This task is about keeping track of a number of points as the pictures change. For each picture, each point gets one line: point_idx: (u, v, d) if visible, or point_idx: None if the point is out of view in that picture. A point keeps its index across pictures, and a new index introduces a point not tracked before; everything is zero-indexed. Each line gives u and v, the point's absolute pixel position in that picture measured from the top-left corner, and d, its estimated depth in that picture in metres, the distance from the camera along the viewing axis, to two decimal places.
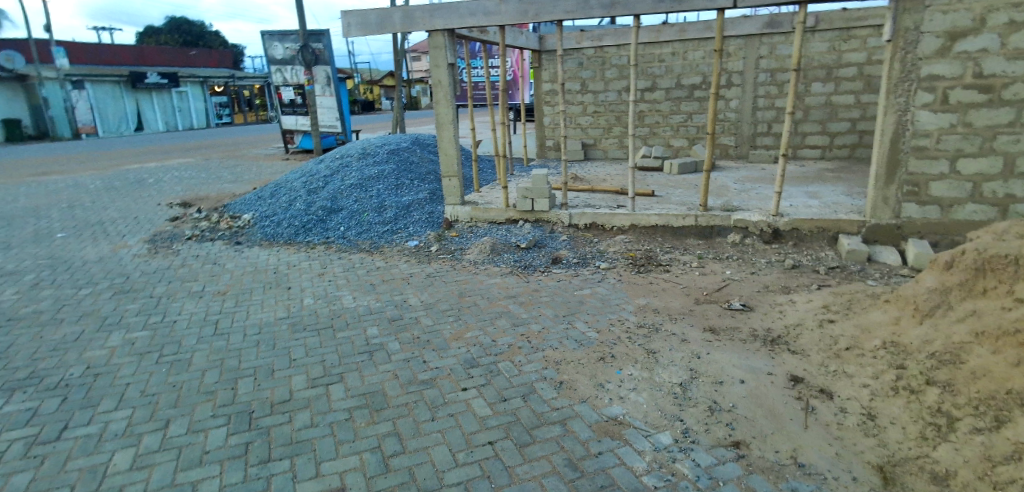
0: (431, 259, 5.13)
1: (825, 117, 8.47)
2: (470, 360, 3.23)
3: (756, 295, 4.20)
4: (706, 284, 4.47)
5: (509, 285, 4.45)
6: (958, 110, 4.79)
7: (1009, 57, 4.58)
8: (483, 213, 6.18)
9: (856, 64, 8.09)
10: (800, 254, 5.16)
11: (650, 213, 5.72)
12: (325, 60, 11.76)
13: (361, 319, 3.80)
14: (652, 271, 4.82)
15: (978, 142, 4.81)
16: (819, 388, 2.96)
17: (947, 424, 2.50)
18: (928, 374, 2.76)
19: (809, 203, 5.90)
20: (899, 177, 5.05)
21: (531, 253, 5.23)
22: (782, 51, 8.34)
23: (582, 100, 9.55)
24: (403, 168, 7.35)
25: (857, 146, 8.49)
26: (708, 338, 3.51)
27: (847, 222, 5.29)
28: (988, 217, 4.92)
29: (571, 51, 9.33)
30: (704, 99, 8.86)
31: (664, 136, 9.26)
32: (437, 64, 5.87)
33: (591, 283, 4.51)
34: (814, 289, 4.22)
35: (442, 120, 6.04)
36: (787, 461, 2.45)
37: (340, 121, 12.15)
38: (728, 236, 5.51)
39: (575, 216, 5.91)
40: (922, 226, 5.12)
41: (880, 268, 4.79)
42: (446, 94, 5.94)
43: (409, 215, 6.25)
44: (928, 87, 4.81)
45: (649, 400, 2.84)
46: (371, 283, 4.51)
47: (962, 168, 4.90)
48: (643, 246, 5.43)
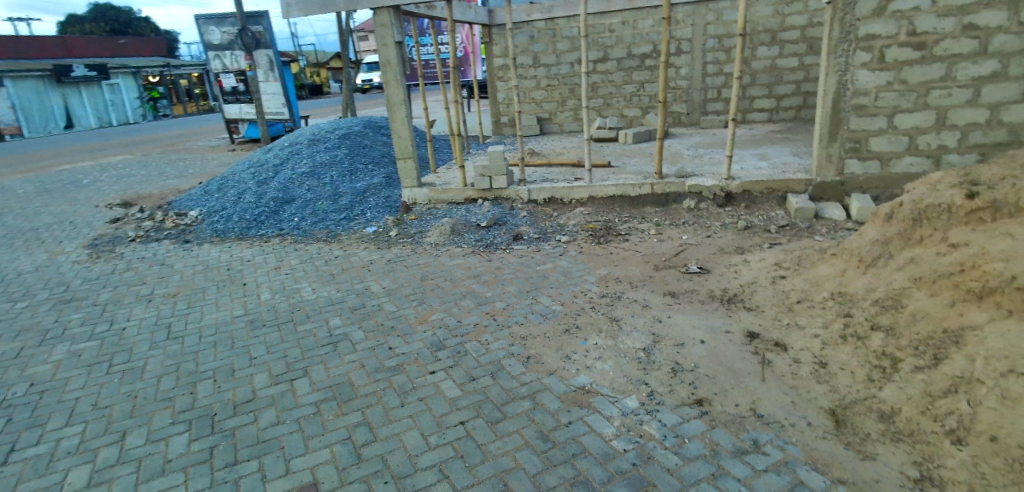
0: (391, 244, 5.08)
1: (771, 80, 8.69)
2: (437, 343, 3.24)
3: (712, 258, 4.33)
4: (664, 250, 4.58)
5: (472, 265, 4.45)
6: (894, 68, 4.99)
7: (939, 14, 4.78)
8: (441, 194, 6.13)
9: (799, 27, 8.30)
10: (752, 214, 5.33)
11: (607, 184, 5.79)
12: (266, 44, 11.28)
13: (323, 310, 3.75)
14: (611, 241, 4.90)
15: (913, 98, 5.03)
16: (774, 341, 3.10)
17: (891, 365, 2.67)
18: (873, 320, 2.93)
19: (759, 165, 6.08)
20: (842, 135, 5.28)
21: (492, 231, 5.23)
22: (728, 17, 8.47)
23: (535, 74, 9.49)
24: (355, 153, 7.19)
25: (802, 107, 8.77)
26: (668, 302, 3.61)
27: (794, 182, 5.50)
28: (924, 169, 5.18)
29: (522, 25, 9.23)
30: (654, 68, 8.95)
31: (617, 107, 9.33)
32: (385, 42, 5.73)
33: (552, 257, 4.55)
34: (766, 248, 4.38)
35: (393, 101, 5.89)
36: (747, 413, 2.56)
37: (287, 108, 11.83)
38: (684, 202, 5.63)
39: (534, 192, 5.93)
40: (863, 181, 5.36)
41: (827, 223, 5.01)
42: (396, 74, 5.82)
43: (366, 201, 6.15)
44: (866, 46, 4.99)
45: (614, 367, 2.91)
46: (330, 273, 4.44)
47: (900, 123, 5.13)
48: (602, 217, 5.51)
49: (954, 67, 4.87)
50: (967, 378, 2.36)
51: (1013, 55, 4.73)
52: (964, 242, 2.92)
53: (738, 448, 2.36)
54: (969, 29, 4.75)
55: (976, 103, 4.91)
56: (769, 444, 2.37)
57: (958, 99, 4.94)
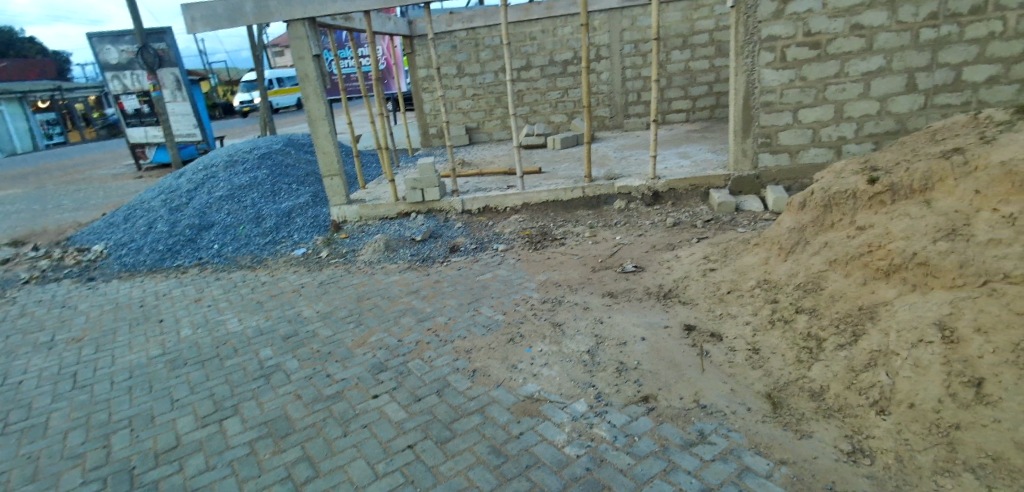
0: (322, 266, 4.89)
1: (686, 82, 9.10)
2: (377, 365, 3.13)
3: (645, 256, 4.45)
4: (599, 252, 4.67)
5: (409, 281, 4.36)
6: (795, 67, 5.34)
7: (830, 16, 5.16)
8: (372, 210, 5.97)
9: (707, 31, 8.75)
10: (679, 211, 5.54)
11: (539, 190, 5.85)
12: (171, 62, 10.63)
13: (251, 342, 3.54)
14: (548, 246, 4.94)
15: (813, 93, 5.40)
16: (709, 332, 3.21)
17: (817, 345, 2.82)
18: (797, 304, 3.10)
19: (682, 164, 6.33)
20: (754, 131, 5.60)
21: (427, 244, 5.15)
22: (642, 23, 8.81)
23: (460, 84, 9.48)
24: (277, 173, 6.89)
25: (716, 107, 9.23)
26: (607, 303, 3.67)
27: (715, 178, 5.77)
28: (828, 159, 5.57)
29: (443, 35, 9.22)
30: (576, 74, 9.16)
31: (544, 114, 9.48)
32: (302, 56, 5.55)
33: (491, 266, 4.53)
34: (695, 243, 4.55)
35: (314, 116, 5.70)
36: (691, 405, 2.63)
37: (199, 129, 11.22)
38: (614, 203, 5.77)
39: (468, 202, 5.89)
40: (776, 173, 5.69)
41: (747, 215, 5.28)
42: (316, 88, 5.64)
43: (291, 222, 5.90)
44: (769, 47, 5.33)
45: (561, 373, 2.91)
46: (257, 301, 4.21)
47: (804, 117, 5.48)
48: (536, 223, 5.55)
49: (846, 64, 5.27)
50: (884, 351, 2.55)
51: (895, 51, 5.18)
52: (869, 225, 3.09)
53: (685, 440, 2.41)
54: (857, 28, 5.16)
55: (868, 96, 5.33)
56: (714, 434, 2.44)
57: (852, 93, 5.35)
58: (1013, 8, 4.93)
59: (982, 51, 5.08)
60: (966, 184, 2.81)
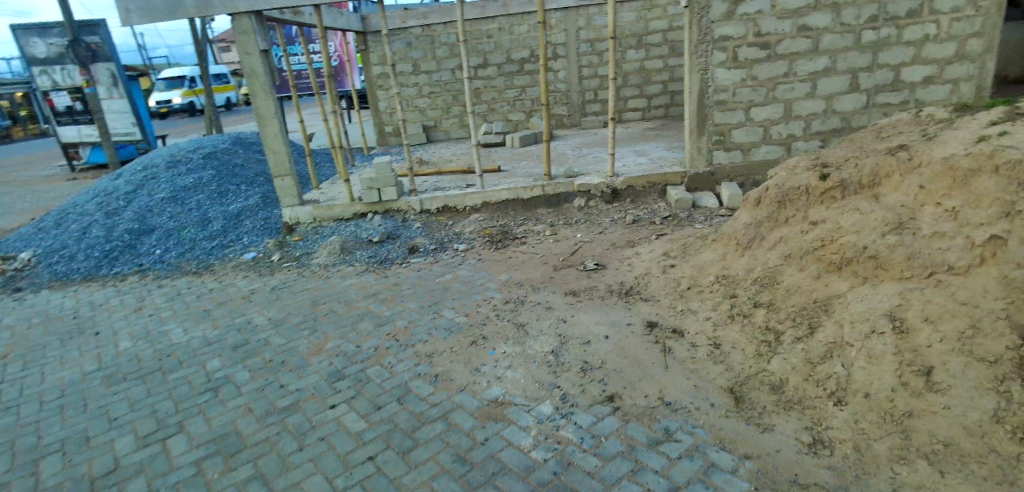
0: (274, 270, 4.70)
1: (641, 81, 9.22)
2: (335, 373, 3.01)
3: (606, 253, 4.45)
4: (561, 250, 4.65)
5: (367, 284, 4.23)
6: (746, 66, 5.46)
7: (778, 17, 5.30)
8: (327, 211, 5.79)
9: (660, 31, 8.88)
10: (638, 208, 5.58)
11: (499, 189, 5.80)
12: (106, 57, 10.07)
13: (198, 353, 3.36)
14: (509, 245, 4.90)
15: (764, 92, 5.53)
16: (671, 329, 3.23)
17: (775, 338, 2.87)
18: (755, 298, 3.15)
19: (639, 161, 6.39)
20: (708, 129, 5.69)
21: (385, 246, 5.02)
22: (597, 22, 8.87)
23: (416, 82, 9.32)
24: (224, 173, 6.60)
25: (671, 105, 9.38)
26: (570, 302, 3.65)
27: (672, 175, 5.84)
28: (779, 156, 5.72)
29: (398, 32, 9.04)
30: (534, 72, 9.15)
31: (502, 112, 9.42)
32: (248, 51, 5.32)
33: (452, 267, 4.44)
34: (654, 239, 4.59)
35: (263, 115, 5.48)
36: (656, 403, 2.63)
37: (138, 127, 10.68)
38: (574, 201, 5.77)
39: (426, 202, 5.79)
40: (730, 170, 5.82)
41: (703, 211, 5.37)
42: (264, 85, 5.41)
43: (240, 225, 5.66)
44: (721, 47, 5.43)
45: (525, 375, 2.87)
46: (204, 309, 4.00)
47: (755, 116, 5.61)
48: (497, 222, 5.49)
49: (794, 64, 5.43)
50: (839, 343, 2.61)
51: (839, 52, 5.37)
52: (822, 219, 3.15)
53: (651, 439, 2.41)
54: (804, 29, 5.32)
55: (815, 95, 5.51)
56: (679, 431, 2.44)
57: (800, 92, 5.51)
58: (945, 12, 5.21)
59: (918, 53, 5.35)
60: (911, 180, 2.90)
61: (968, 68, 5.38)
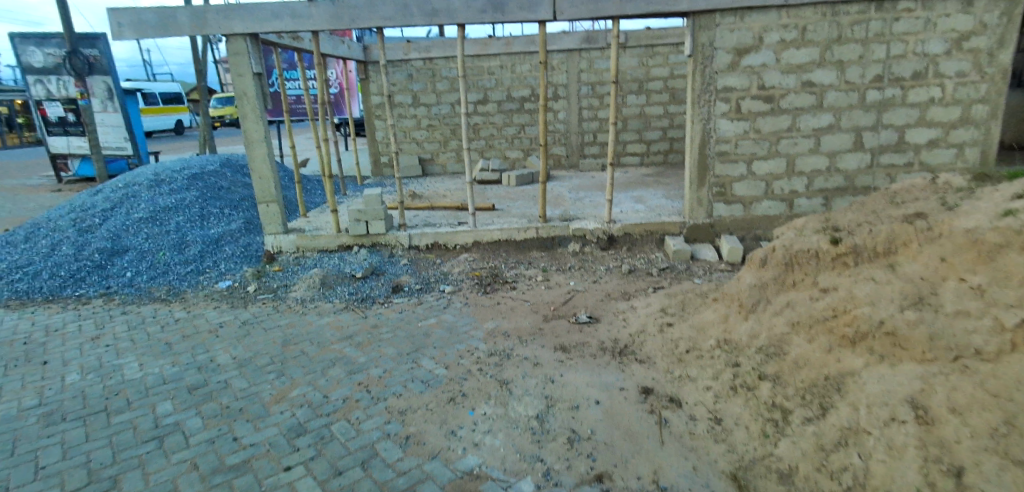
0: (247, 302, 4.42)
1: (641, 126, 9.16)
2: (295, 427, 2.72)
3: (599, 305, 4.21)
4: (552, 299, 4.41)
5: (344, 324, 3.97)
6: (749, 118, 5.35)
7: (783, 71, 5.22)
8: (310, 241, 5.55)
9: (661, 78, 8.87)
10: (634, 257, 5.37)
11: (491, 228, 5.59)
12: (102, 70, 9.93)
13: (150, 393, 3.05)
14: (498, 289, 4.65)
15: (766, 146, 5.40)
16: (668, 397, 2.97)
17: (782, 418, 2.64)
18: (759, 369, 2.91)
19: (637, 208, 6.23)
20: (709, 180, 5.52)
21: (368, 282, 4.77)
22: (599, 66, 8.86)
23: (414, 113, 9.22)
24: (208, 195, 6.37)
25: (669, 152, 9.30)
26: (559, 359, 3.39)
27: (671, 224, 5.65)
28: (780, 211, 5.56)
29: (399, 63, 8.99)
30: (534, 111, 9.08)
31: (500, 149, 9.31)
32: (241, 73, 5.17)
33: (435, 310, 4.19)
34: (650, 293, 4.36)
35: (251, 137, 5.29)
36: (650, 487, 2.36)
37: (130, 142, 10.49)
38: (568, 246, 5.56)
39: (415, 237, 5.57)
40: (730, 223, 5.64)
41: (702, 264, 5.16)
42: (255, 107, 5.25)
43: (219, 250, 5.41)
44: (724, 97, 5.31)
45: (506, 442, 2.60)
46: (166, 342, 3.70)
47: (758, 169, 5.47)
48: (487, 263, 5.27)
49: (798, 119, 5.32)
50: (854, 428, 2.39)
51: (843, 109, 5.27)
52: (833, 286, 2.91)
53: None
54: (808, 85, 5.23)
55: (818, 151, 5.39)
56: None
57: (803, 148, 5.39)
58: (950, 76, 5.16)
59: (923, 115, 5.27)
60: (931, 250, 2.67)
61: (972, 133, 5.30)
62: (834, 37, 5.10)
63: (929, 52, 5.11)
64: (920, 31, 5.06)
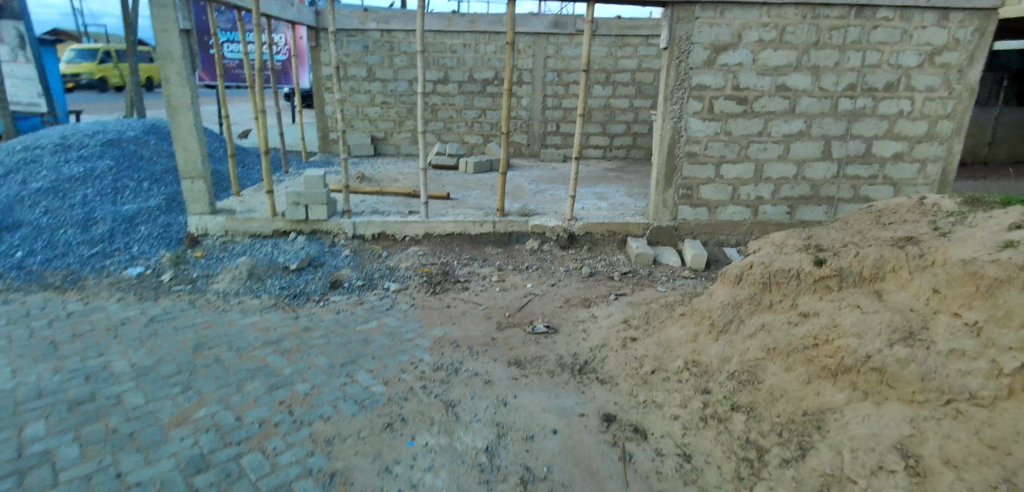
0: (159, 295, 3.96)
1: (605, 119, 8.89)
2: (196, 459, 2.29)
3: (557, 312, 3.90)
4: (507, 303, 4.06)
5: (270, 326, 3.57)
6: (721, 119, 5.10)
7: (758, 72, 5.00)
8: (242, 225, 5.07)
9: (629, 71, 8.60)
10: (595, 258, 5.07)
11: (444, 220, 5.18)
12: (13, 14, 8.82)
13: (20, 411, 2.54)
14: (448, 289, 4.28)
15: (736, 149, 5.18)
16: (632, 426, 2.69)
17: (758, 457, 2.39)
18: (732, 399, 2.66)
19: (600, 205, 5.94)
20: (676, 181, 5.26)
21: (303, 276, 4.35)
22: (567, 53, 8.48)
23: (368, 89, 8.62)
24: (124, 165, 5.70)
25: (633, 147, 9.07)
26: (513, 376, 3.07)
27: (635, 226, 5.36)
28: (745, 217, 5.36)
29: (354, 33, 8.36)
30: (495, 95, 8.64)
31: (458, 132, 8.84)
32: (166, 29, 4.52)
33: (377, 312, 3.83)
34: (612, 300, 4.09)
35: (175, 104, 4.71)
36: None
37: (44, 98, 9.41)
38: (527, 243, 5.22)
39: (361, 226, 5.12)
40: (695, 227, 5.40)
41: (665, 269, 4.92)
42: (180, 71, 4.64)
43: (133, 230, 4.86)
44: (697, 95, 5.05)
45: (448, 482, 2.25)
46: (52, 342, 3.23)
47: (725, 173, 5.24)
48: (438, 258, 4.88)
49: (769, 123, 5.12)
50: (837, 476, 2.17)
51: (815, 116, 5.11)
52: (814, 311, 2.65)
53: None
54: (782, 89, 5.04)
55: (787, 158, 5.22)
56: None
57: (772, 154, 5.19)
58: (921, 90, 5.08)
59: (891, 128, 5.18)
60: (923, 280, 2.45)
61: (936, 150, 5.25)
62: (811, 41, 4.92)
63: (902, 63, 5.00)
64: (896, 41, 4.94)
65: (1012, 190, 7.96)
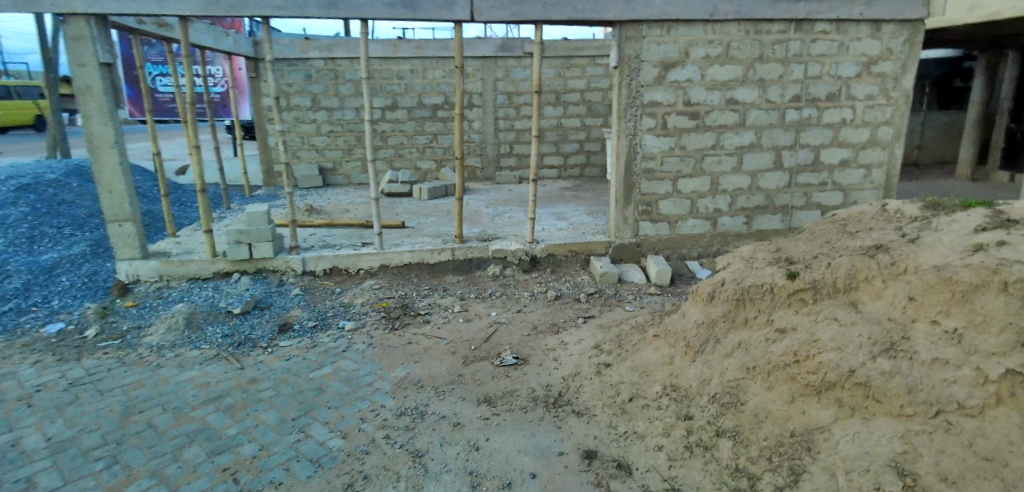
0: (82, 355, 3.61)
1: (558, 139, 8.87)
2: None
3: (525, 342, 3.71)
4: (472, 335, 3.85)
5: (211, 381, 3.28)
6: (675, 135, 5.09)
7: (707, 87, 5.02)
8: (178, 268, 4.74)
9: (578, 90, 8.64)
10: (559, 280, 4.93)
11: (400, 250, 4.95)
12: None
13: None
14: (408, 324, 4.04)
15: (691, 164, 5.16)
16: (614, 462, 2.52)
17: (750, 486, 2.25)
18: (716, 424, 2.52)
19: (560, 226, 5.83)
20: (635, 198, 5.19)
21: (248, 320, 4.05)
22: (516, 75, 8.46)
23: (314, 118, 8.33)
24: (42, 212, 5.38)
25: (587, 165, 9.07)
26: (483, 416, 2.87)
27: (596, 244, 5.25)
28: (704, 230, 5.33)
29: (296, 62, 8.09)
30: (447, 119, 8.51)
31: (410, 158, 8.63)
32: (82, 62, 4.18)
33: (332, 356, 3.56)
34: (581, 325, 3.93)
35: (97, 140, 4.34)
36: None
37: None
38: (488, 269, 5.04)
39: (311, 261, 4.84)
40: (656, 242, 5.33)
41: (630, 287, 4.81)
42: (102, 104, 4.29)
43: (53, 281, 4.54)
44: (650, 112, 5.02)
45: None
46: None
47: (683, 187, 5.21)
48: (396, 291, 4.63)
49: (721, 137, 5.13)
50: None
51: (764, 128, 5.17)
52: (791, 326, 2.55)
53: None
54: (731, 102, 5.07)
55: (740, 170, 5.24)
56: None
57: (726, 166, 5.20)
58: (860, 99, 5.22)
59: (836, 136, 5.28)
60: (897, 288, 2.39)
61: (879, 155, 5.37)
62: (756, 55, 4.99)
63: (842, 74, 5.13)
64: (834, 53, 5.07)
65: (938, 191, 8.36)
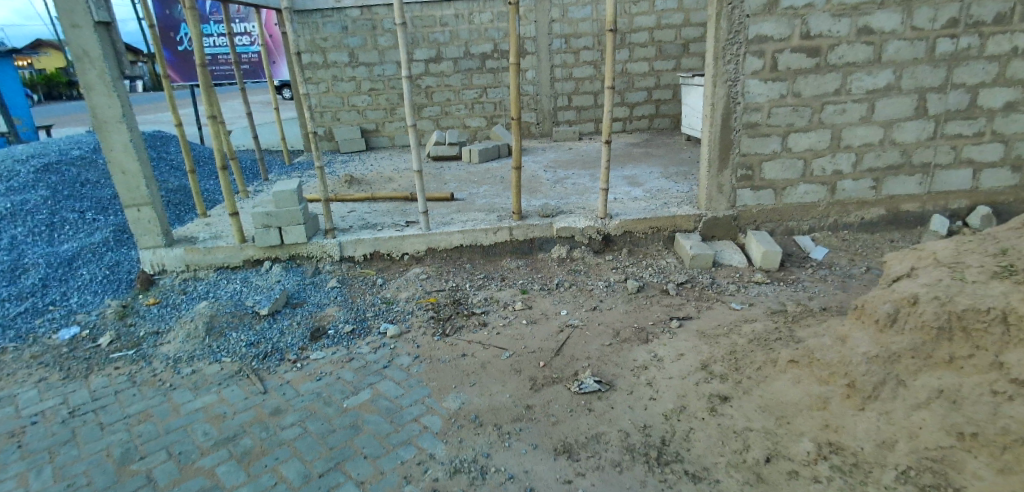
0: (91, 372, 3.10)
1: (623, 87, 7.79)
2: None
3: (608, 355, 2.95)
4: (540, 345, 3.10)
5: (228, 411, 2.69)
6: (788, 78, 4.02)
7: (833, 14, 3.89)
8: (203, 256, 4.19)
9: (647, 29, 7.47)
10: (638, 264, 4.09)
11: (450, 231, 4.23)
12: None
13: None
14: (462, 328, 3.33)
15: (806, 114, 4.10)
16: None
17: None
18: None
19: (634, 194, 4.94)
20: (733, 160, 4.20)
21: (276, 324, 3.44)
22: (574, 14, 7.36)
23: (353, 75, 7.58)
24: (62, 197, 5.02)
25: (655, 116, 7.99)
26: (565, 478, 2.15)
27: (683, 218, 4.34)
28: (819, 198, 4.32)
29: (330, 13, 7.30)
30: (496, 70, 7.59)
31: (458, 116, 7.81)
32: (77, 22, 3.50)
33: (372, 375, 2.91)
34: (677, 330, 3.13)
35: (102, 118, 3.74)
36: None
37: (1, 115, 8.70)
38: (552, 251, 4.26)
39: (348, 246, 4.20)
40: (757, 214, 4.37)
41: (728, 272, 3.93)
42: (103, 73, 3.64)
43: (72, 274, 4.08)
44: (757, 50, 3.95)
45: None
46: None
47: (794, 144, 4.18)
48: (446, 281, 3.93)
49: (848, 78, 4.02)
50: None
51: (906, 65, 4.00)
52: None
53: None
54: (864, 33, 3.92)
55: (871, 120, 4.12)
56: None
57: (853, 116, 4.11)
58: None
59: (1001, 71, 4.03)
60: None
61: None
62: None
63: None
64: None
65: None
